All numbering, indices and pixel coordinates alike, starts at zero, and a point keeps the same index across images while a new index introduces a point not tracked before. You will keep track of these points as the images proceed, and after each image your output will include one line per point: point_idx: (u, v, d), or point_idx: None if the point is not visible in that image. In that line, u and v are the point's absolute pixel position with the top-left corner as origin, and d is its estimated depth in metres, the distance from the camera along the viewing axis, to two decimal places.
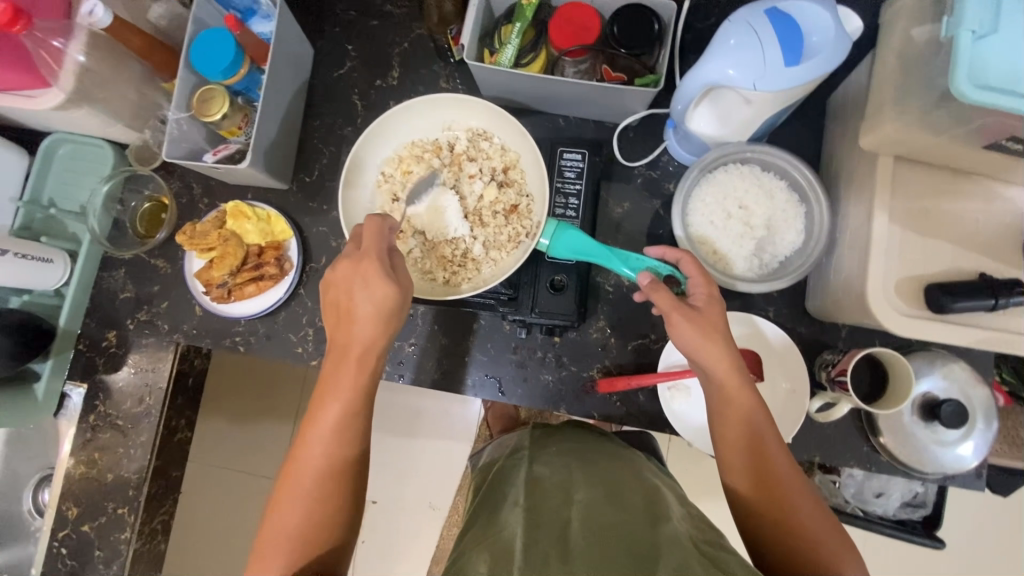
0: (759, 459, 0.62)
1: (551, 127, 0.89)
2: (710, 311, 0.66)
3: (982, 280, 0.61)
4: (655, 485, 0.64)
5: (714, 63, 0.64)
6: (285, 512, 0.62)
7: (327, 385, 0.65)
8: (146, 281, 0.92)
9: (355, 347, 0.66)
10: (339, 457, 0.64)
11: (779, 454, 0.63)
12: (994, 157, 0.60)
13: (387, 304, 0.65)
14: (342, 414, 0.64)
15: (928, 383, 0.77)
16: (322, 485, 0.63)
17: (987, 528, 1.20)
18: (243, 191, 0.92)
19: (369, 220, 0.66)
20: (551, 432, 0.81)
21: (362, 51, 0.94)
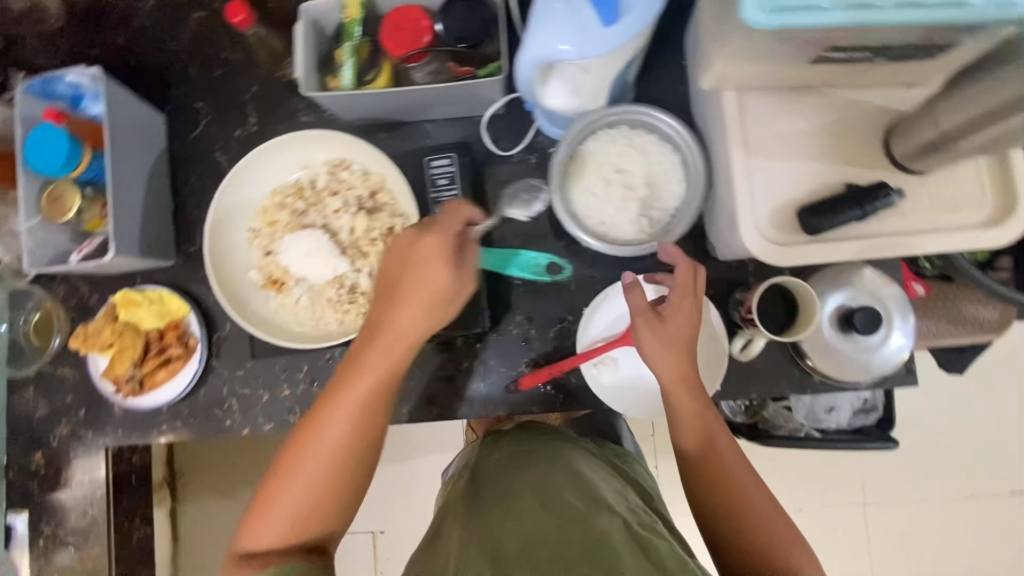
0: (711, 451, 0.66)
1: (421, 134, 0.87)
2: (681, 316, 0.67)
3: (848, 191, 0.61)
4: (592, 479, 0.67)
5: (538, 38, 0.62)
6: (277, 499, 0.62)
7: (357, 368, 0.63)
8: (58, 394, 0.89)
9: (373, 343, 0.63)
10: (342, 449, 0.63)
11: (730, 445, 0.67)
12: (828, 67, 0.58)
13: (438, 290, 0.63)
14: (332, 417, 0.63)
15: (840, 296, 0.78)
16: (321, 477, 0.62)
17: None
18: (131, 277, 0.89)
19: (458, 212, 0.65)
20: (497, 434, 0.83)
21: (213, 104, 0.90)
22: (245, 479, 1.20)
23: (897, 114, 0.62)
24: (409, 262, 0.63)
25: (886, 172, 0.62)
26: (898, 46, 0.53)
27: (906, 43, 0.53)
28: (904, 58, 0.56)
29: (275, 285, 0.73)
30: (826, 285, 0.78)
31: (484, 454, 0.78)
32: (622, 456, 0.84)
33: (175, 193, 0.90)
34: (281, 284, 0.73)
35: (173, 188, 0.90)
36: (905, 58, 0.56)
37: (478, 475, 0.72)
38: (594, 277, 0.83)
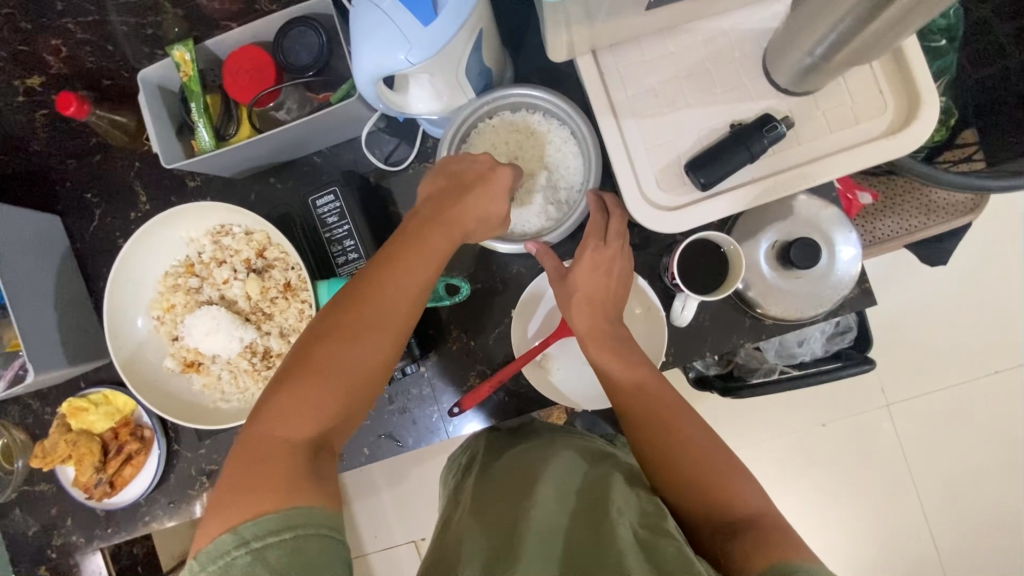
0: (648, 401, 0.61)
1: (310, 170, 0.83)
2: (592, 268, 0.67)
3: (732, 133, 0.55)
4: (602, 473, 0.63)
5: (364, 57, 0.56)
6: (283, 409, 0.53)
7: (409, 249, 0.60)
8: (41, 509, 0.90)
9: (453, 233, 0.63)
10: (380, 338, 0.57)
11: (670, 394, 0.62)
12: (675, 6, 0.52)
13: (494, 216, 0.66)
14: (406, 289, 0.59)
15: (772, 232, 0.73)
16: (334, 381, 0.55)
17: (938, 289, 1.20)
18: (74, 383, 0.88)
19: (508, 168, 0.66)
20: (500, 436, 0.78)
21: (101, 192, 0.87)
22: None
23: (772, 33, 0.56)
24: (477, 180, 0.65)
25: (773, 100, 0.56)
26: None
27: None
28: None
29: (193, 367, 0.71)
30: (756, 225, 0.74)
31: (490, 454, 0.73)
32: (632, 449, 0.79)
33: (91, 290, 0.88)
34: (199, 365, 0.71)
35: (88, 285, 0.88)
36: None
37: (484, 474, 0.68)
38: (520, 273, 0.80)
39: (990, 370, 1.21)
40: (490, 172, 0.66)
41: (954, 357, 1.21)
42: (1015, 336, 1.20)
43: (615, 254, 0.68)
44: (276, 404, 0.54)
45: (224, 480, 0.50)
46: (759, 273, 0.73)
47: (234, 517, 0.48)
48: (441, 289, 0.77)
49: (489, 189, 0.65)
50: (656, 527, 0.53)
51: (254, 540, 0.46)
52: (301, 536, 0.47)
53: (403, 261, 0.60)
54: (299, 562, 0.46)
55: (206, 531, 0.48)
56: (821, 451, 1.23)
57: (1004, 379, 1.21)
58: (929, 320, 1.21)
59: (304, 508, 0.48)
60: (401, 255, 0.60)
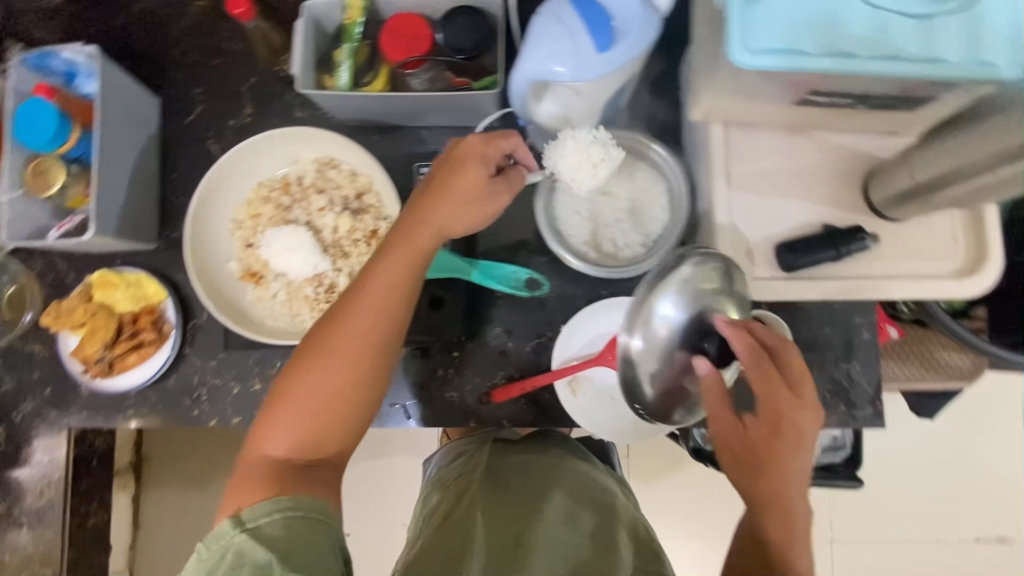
0: (779, 516, 0.59)
1: (414, 139, 0.87)
2: (768, 412, 0.59)
3: (825, 232, 0.62)
4: (612, 507, 0.72)
5: (533, 59, 0.62)
6: (275, 427, 0.62)
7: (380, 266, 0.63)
8: (25, 369, 0.87)
9: (427, 240, 0.64)
10: (354, 355, 0.62)
11: (792, 463, 0.59)
12: (811, 111, 0.60)
13: (471, 196, 0.65)
14: (380, 302, 0.63)
15: (635, 341, 0.59)
16: (318, 398, 0.62)
17: (916, 442, 1.27)
18: (111, 258, 0.88)
19: (473, 138, 0.65)
20: (509, 442, 0.84)
21: (209, 93, 0.90)
22: (226, 469, 1.24)
23: (879, 159, 0.64)
24: (462, 179, 0.65)
25: (863, 216, 0.63)
26: (881, 95, 0.54)
27: (888, 92, 0.53)
28: (886, 107, 0.56)
29: (254, 278, 0.73)
30: (645, 303, 0.59)
31: (495, 456, 0.80)
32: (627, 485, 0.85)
33: (163, 177, 0.89)
34: (260, 276, 0.73)
35: (162, 171, 0.89)
36: (888, 107, 0.56)
37: (488, 472, 0.77)
38: (576, 295, 0.83)
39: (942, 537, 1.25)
40: (454, 157, 0.65)
41: (912, 515, 1.25)
42: (978, 514, 1.25)
43: (807, 413, 0.59)
44: (269, 415, 0.63)
45: (231, 481, 0.61)
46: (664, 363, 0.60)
47: (236, 507, 0.58)
48: (522, 280, 0.82)
49: (461, 172, 0.65)
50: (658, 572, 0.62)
51: (249, 521, 0.56)
52: (292, 516, 0.57)
53: (382, 277, 0.63)
54: (291, 537, 0.55)
55: (222, 514, 0.59)
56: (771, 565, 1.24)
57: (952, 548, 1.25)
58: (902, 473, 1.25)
59: (294, 495, 0.58)
60: (391, 265, 0.63)
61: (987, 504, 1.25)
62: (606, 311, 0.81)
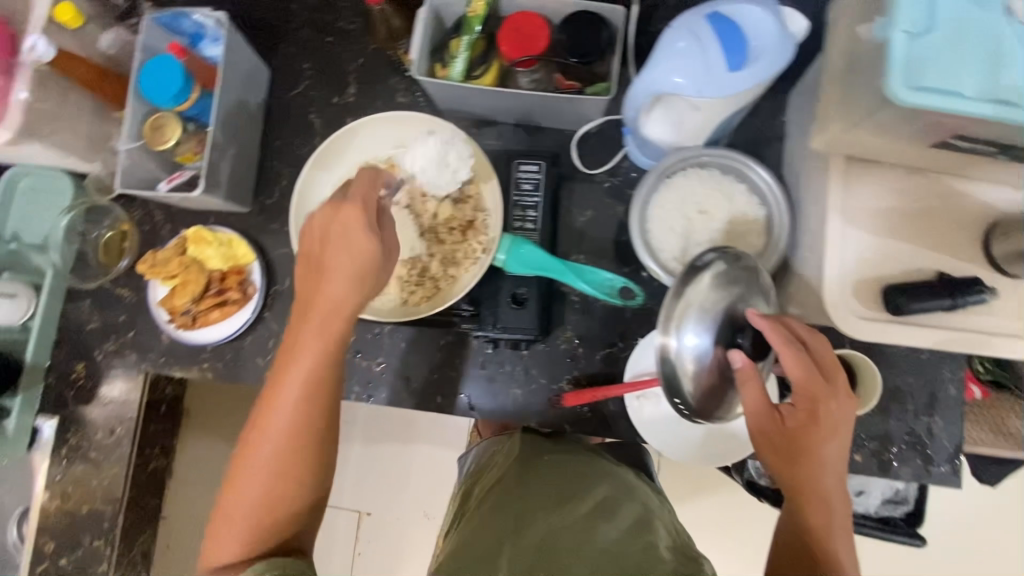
0: (818, 500, 0.60)
1: (510, 136, 0.87)
2: (804, 400, 0.60)
3: (940, 281, 0.60)
4: (649, 509, 0.71)
5: (660, 70, 0.62)
6: (226, 519, 0.60)
7: (288, 359, 0.60)
8: (112, 311, 0.91)
9: (344, 303, 0.60)
10: (256, 456, 0.60)
11: (833, 447, 0.60)
12: (944, 155, 0.58)
13: (364, 271, 0.60)
14: (304, 394, 0.60)
15: (678, 341, 0.58)
16: (234, 503, 0.60)
17: None
18: (205, 216, 0.91)
19: (362, 176, 0.62)
20: (541, 437, 0.83)
21: (318, 69, 0.92)
22: None
23: (1006, 213, 0.61)
24: (330, 247, 0.60)
25: (981, 269, 0.61)
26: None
27: None
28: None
29: None
30: (679, 306, 0.59)
31: (528, 452, 0.79)
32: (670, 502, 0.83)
33: (263, 144, 0.92)
34: None
35: (263, 139, 0.92)
36: None
37: (522, 467, 0.76)
38: (654, 310, 0.83)
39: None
40: (329, 221, 0.61)
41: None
42: None
43: (840, 401, 0.60)
44: (220, 517, 0.61)
45: None
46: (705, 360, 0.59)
47: None
48: (616, 288, 0.80)
49: (346, 231, 0.60)
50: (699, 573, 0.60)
51: None
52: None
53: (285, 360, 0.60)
54: None
55: None
56: None
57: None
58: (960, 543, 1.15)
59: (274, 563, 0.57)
60: (295, 343, 0.60)
61: None
62: None
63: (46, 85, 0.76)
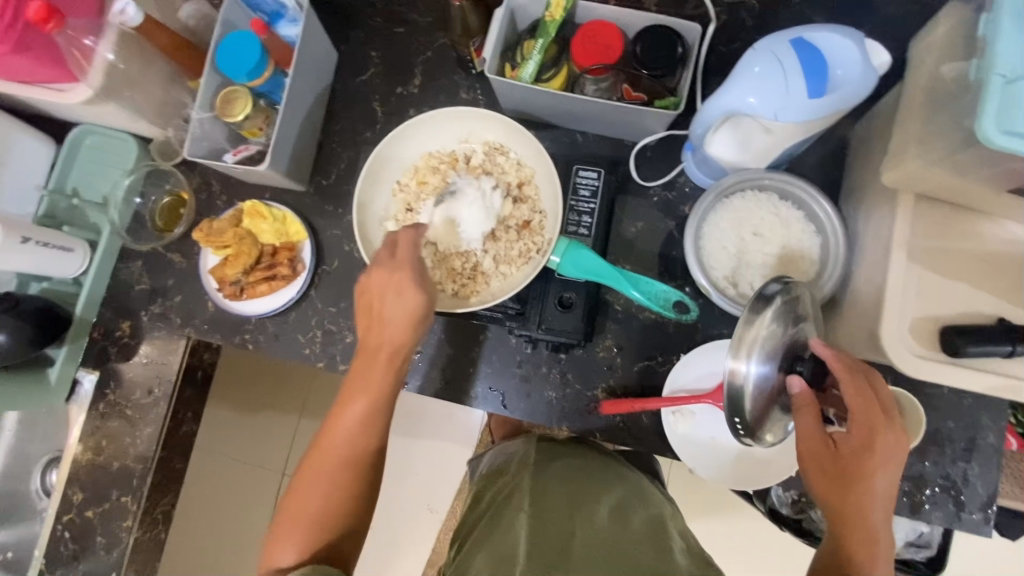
0: (864, 530, 0.58)
1: (568, 141, 0.88)
2: (861, 427, 0.59)
3: (1000, 326, 0.60)
4: (659, 513, 0.73)
5: (737, 90, 0.63)
6: (283, 536, 0.62)
7: (351, 388, 0.66)
8: (162, 275, 0.93)
9: (398, 338, 0.66)
10: (318, 477, 0.64)
11: (886, 478, 0.59)
12: (1019, 202, 0.58)
13: (414, 312, 0.66)
14: (367, 418, 0.65)
15: (746, 365, 0.60)
16: (296, 520, 0.62)
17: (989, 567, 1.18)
18: (261, 190, 0.93)
19: (405, 231, 0.68)
20: (554, 445, 0.85)
21: (385, 58, 0.94)
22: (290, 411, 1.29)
23: None
24: (384, 293, 0.66)
25: None
26: None
27: None
28: None
29: None
30: (751, 329, 0.61)
31: (542, 457, 0.80)
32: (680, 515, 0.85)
33: (324, 126, 0.94)
34: None
35: (325, 121, 0.94)
36: None
37: (536, 469, 0.77)
38: (695, 328, 0.83)
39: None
40: (380, 273, 0.67)
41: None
42: None
43: (897, 434, 0.59)
44: (275, 533, 0.63)
45: None
46: (763, 383, 0.61)
47: None
48: (671, 302, 0.78)
49: (400, 269, 0.67)
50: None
51: None
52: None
53: (349, 391, 0.66)
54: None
55: None
56: None
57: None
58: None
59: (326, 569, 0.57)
60: (362, 372, 0.66)
61: None
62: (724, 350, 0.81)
63: (130, 48, 0.78)
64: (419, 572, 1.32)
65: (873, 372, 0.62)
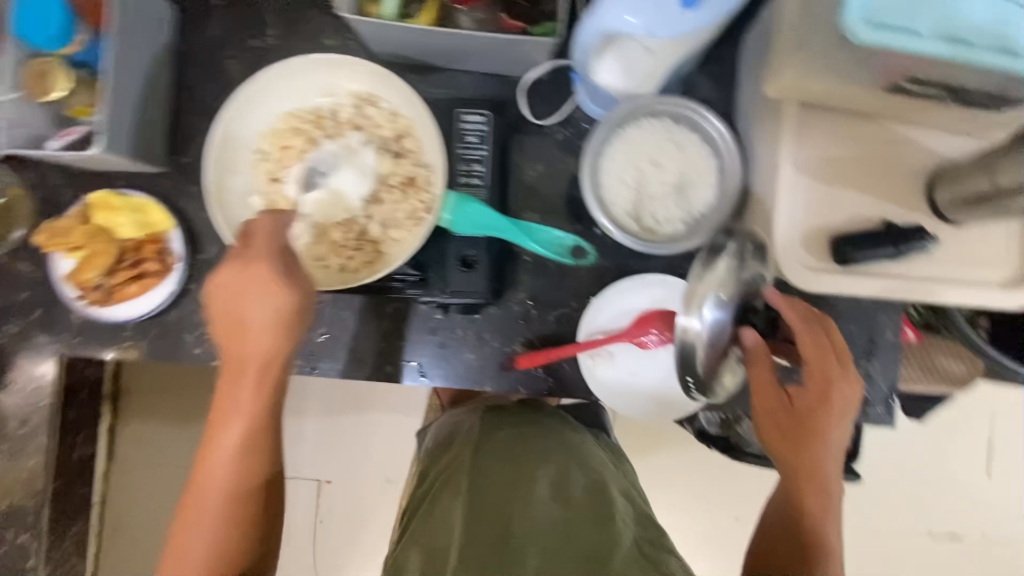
0: (818, 484, 0.66)
1: (453, 84, 0.81)
2: (818, 385, 0.65)
3: (885, 229, 0.60)
4: (601, 475, 0.71)
5: (611, 6, 0.57)
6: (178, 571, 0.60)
7: (224, 409, 0.61)
8: (12, 290, 0.81)
9: (259, 346, 0.60)
10: (204, 509, 0.61)
11: (840, 432, 0.66)
12: (896, 99, 0.57)
13: (281, 316, 0.59)
14: (246, 440, 0.61)
15: (701, 322, 0.54)
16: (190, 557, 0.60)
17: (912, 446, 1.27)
18: (112, 178, 0.81)
19: (259, 219, 0.60)
20: (499, 414, 0.84)
21: (231, 6, 0.81)
22: None
23: (948, 160, 0.62)
24: (239, 298, 0.59)
25: (924, 217, 0.62)
26: (977, 90, 0.51)
27: (989, 89, 0.51)
28: (979, 104, 0.54)
29: None
30: (701, 284, 0.55)
31: (484, 432, 0.78)
32: (620, 457, 0.86)
33: (174, 94, 0.82)
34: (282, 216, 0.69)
35: (173, 88, 0.82)
36: (977, 105, 0.54)
37: (476, 450, 0.74)
38: (607, 268, 0.81)
39: (925, 530, 1.25)
40: (234, 272, 0.59)
41: (896, 511, 1.25)
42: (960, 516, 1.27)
43: (851, 383, 0.65)
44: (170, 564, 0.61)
45: None
46: (717, 337, 0.56)
47: None
48: (568, 247, 0.79)
49: (251, 263, 0.58)
50: (655, 548, 0.62)
51: None
52: None
53: (225, 415, 0.61)
54: None
55: None
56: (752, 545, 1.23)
57: (934, 544, 1.25)
58: (890, 467, 1.25)
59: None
60: (232, 389, 0.61)
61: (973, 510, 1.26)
62: (639, 286, 0.79)
63: None
64: (383, 546, 1.30)
65: (823, 320, 0.67)
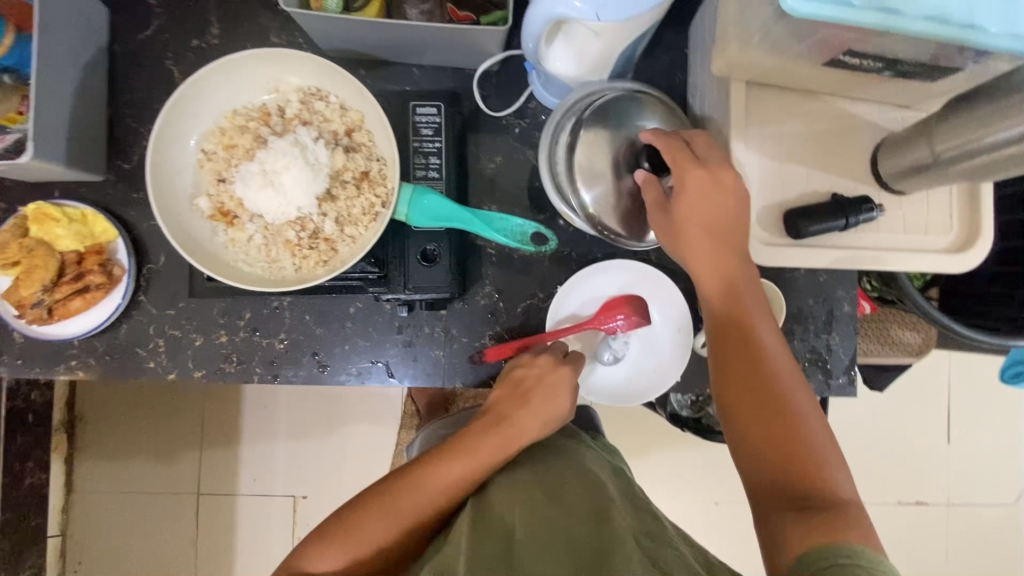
0: (723, 266, 0.60)
1: (406, 79, 0.80)
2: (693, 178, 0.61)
3: (834, 201, 0.61)
4: (594, 471, 0.70)
5: None
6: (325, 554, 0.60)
7: (457, 448, 0.68)
8: None
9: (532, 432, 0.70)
10: (376, 529, 0.62)
11: (731, 214, 0.61)
12: (835, 74, 0.59)
13: (553, 419, 0.72)
14: (458, 482, 0.66)
15: (586, 198, 0.69)
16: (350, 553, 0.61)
17: (881, 417, 1.31)
18: (48, 188, 0.77)
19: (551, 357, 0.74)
20: None
21: (169, 6, 0.79)
22: None
23: (888, 132, 0.64)
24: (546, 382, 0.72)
25: (870, 188, 0.64)
26: (909, 61, 0.53)
27: (919, 59, 0.53)
28: (912, 75, 0.56)
29: (226, 218, 0.67)
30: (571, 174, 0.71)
31: None
32: (610, 450, 0.84)
33: (112, 99, 0.78)
34: (233, 217, 0.67)
35: (111, 93, 0.78)
36: (910, 75, 0.56)
37: None
38: (570, 257, 0.81)
39: (894, 499, 1.29)
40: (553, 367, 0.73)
41: (864, 482, 1.29)
42: (930, 482, 1.30)
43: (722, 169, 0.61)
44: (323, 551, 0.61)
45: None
46: (609, 200, 0.70)
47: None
48: (528, 233, 0.75)
49: (553, 383, 0.72)
50: (655, 538, 0.60)
51: None
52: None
53: (451, 456, 0.67)
54: None
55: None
56: (731, 525, 1.25)
57: (903, 512, 1.29)
58: (853, 439, 1.30)
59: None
60: (475, 448, 0.68)
61: (939, 475, 1.31)
62: (604, 272, 0.78)
63: None
64: None
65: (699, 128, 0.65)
